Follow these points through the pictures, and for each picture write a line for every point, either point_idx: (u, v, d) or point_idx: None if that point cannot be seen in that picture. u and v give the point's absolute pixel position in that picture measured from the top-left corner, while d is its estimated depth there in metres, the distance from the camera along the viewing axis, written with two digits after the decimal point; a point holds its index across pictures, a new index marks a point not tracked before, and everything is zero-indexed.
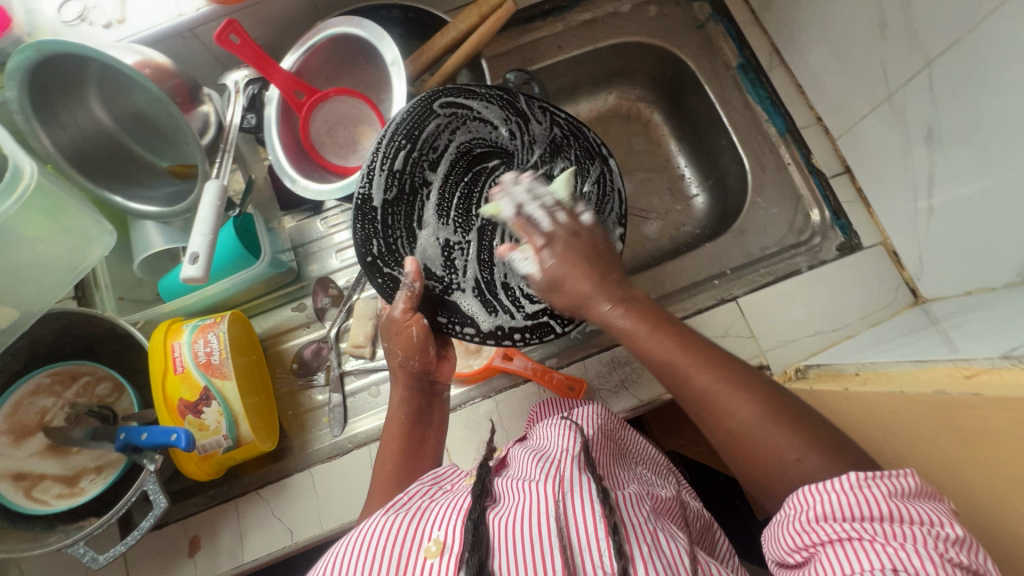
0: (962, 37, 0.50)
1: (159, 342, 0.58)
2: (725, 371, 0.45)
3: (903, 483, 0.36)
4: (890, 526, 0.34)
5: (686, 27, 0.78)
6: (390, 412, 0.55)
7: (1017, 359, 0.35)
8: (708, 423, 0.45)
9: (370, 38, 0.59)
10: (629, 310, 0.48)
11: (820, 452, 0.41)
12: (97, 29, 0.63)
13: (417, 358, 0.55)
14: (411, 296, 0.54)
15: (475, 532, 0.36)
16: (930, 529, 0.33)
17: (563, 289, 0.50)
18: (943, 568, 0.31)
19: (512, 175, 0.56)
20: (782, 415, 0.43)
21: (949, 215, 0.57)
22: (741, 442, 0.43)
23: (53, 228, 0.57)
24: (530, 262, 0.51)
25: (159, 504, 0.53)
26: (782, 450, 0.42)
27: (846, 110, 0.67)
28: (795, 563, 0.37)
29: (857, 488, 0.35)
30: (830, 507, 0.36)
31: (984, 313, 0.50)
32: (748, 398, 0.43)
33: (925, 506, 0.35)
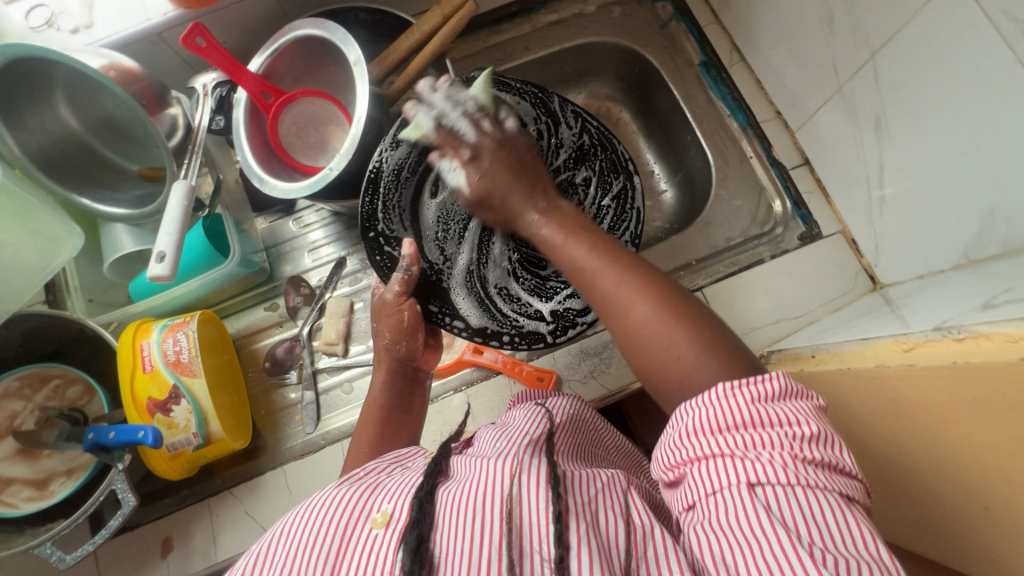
0: (900, 29, 0.52)
1: (127, 341, 0.58)
2: (633, 269, 0.45)
3: (767, 386, 0.35)
4: (752, 434, 0.33)
5: (649, 27, 0.80)
6: (372, 394, 0.58)
7: (947, 331, 0.36)
8: (610, 320, 0.45)
9: (334, 39, 0.60)
10: (550, 219, 0.52)
11: (708, 354, 0.40)
12: (64, 35, 0.64)
13: (403, 343, 0.58)
14: (405, 279, 0.56)
15: (419, 509, 0.34)
16: (788, 430, 0.33)
17: (493, 206, 0.56)
18: (794, 471, 0.31)
19: (427, 81, 0.57)
20: (679, 315, 0.42)
21: (899, 202, 0.59)
22: (637, 339, 0.43)
23: (18, 231, 0.57)
24: (457, 173, 0.56)
25: (127, 502, 0.53)
26: (670, 349, 0.41)
27: (802, 103, 0.69)
28: (670, 481, 0.37)
29: (726, 397, 0.35)
30: (701, 420, 0.35)
31: (932, 294, 0.52)
32: (650, 297, 0.43)
33: (784, 405, 0.34)
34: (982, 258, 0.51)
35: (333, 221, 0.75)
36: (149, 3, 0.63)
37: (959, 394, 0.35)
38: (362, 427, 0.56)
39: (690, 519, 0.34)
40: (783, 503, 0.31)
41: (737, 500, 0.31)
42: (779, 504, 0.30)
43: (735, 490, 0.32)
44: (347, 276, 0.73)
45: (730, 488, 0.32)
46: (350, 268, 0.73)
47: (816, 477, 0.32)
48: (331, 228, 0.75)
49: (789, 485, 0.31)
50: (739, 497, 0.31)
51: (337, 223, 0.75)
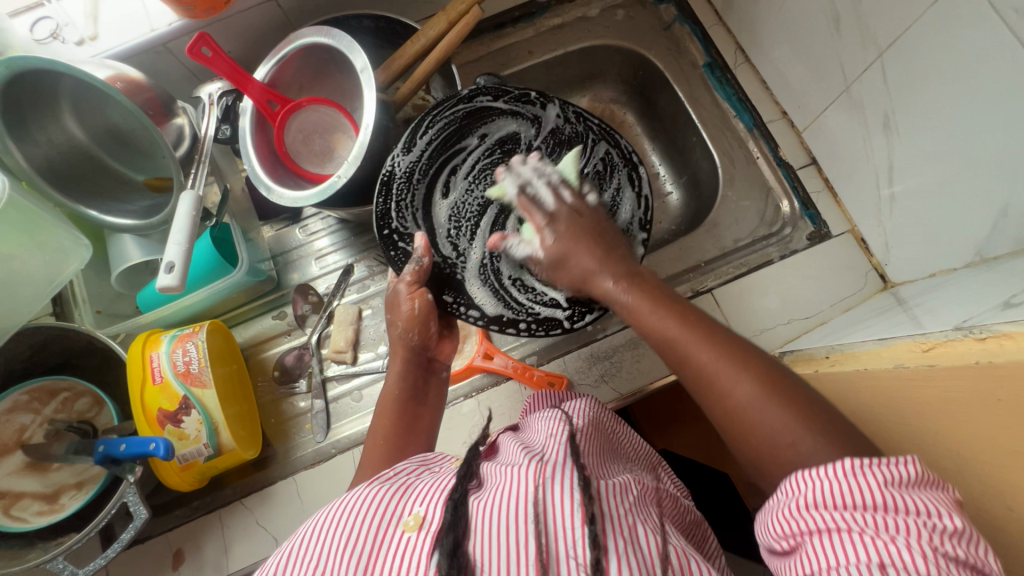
0: (909, 28, 0.52)
1: (137, 352, 0.58)
2: (728, 347, 0.44)
3: (903, 471, 0.33)
4: (879, 518, 0.32)
5: (653, 29, 0.80)
6: (387, 384, 0.57)
7: (969, 330, 0.36)
8: (707, 397, 0.44)
9: (340, 46, 0.60)
10: (630, 286, 0.51)
11: (824, 439, 0.39)
12: (69, 46, 0.64)
13: (417, 331, 0.57)
14: (417, 270, 0.57)
15: (454, 511, 0.36)
16: (927, 520, 0.31)
17: (565, 269, 0.54)
18: (936, 564, 0.30)
19: (520, 158, 0.60)
20: (785, 398, 0.41)
21: (909, 200, 0.59)
22: (739, 418, 0.42)
23: (26, 243, 0.57)
24: (531, 247, 0.58)
25: (139, 515, 0.52)
26: (782, 431, 0.40)
27: (809, 103, 0.69)
28: (782, 550, 0.36)
29: (852, 476, 0.33)
30: (818, 493, 0.34)
31: (947, 293, 0.52)
32: (749, 376, 0.42)
33: (923, 495, 0.32)
34: (995, 255, 0.51)
35: (340, 228, 0.75)
36: (154, 13, 0.63)
37: (981, 393, 0.34)
38: (376, 420, 0.55)
39: None
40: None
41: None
42: None
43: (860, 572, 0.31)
44: (355, 283, 0.73)
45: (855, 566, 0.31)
46: (357, 275, 0.73)
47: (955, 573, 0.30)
48: (338, 235, 0.75)
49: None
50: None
51: (344, 229, 0.75)
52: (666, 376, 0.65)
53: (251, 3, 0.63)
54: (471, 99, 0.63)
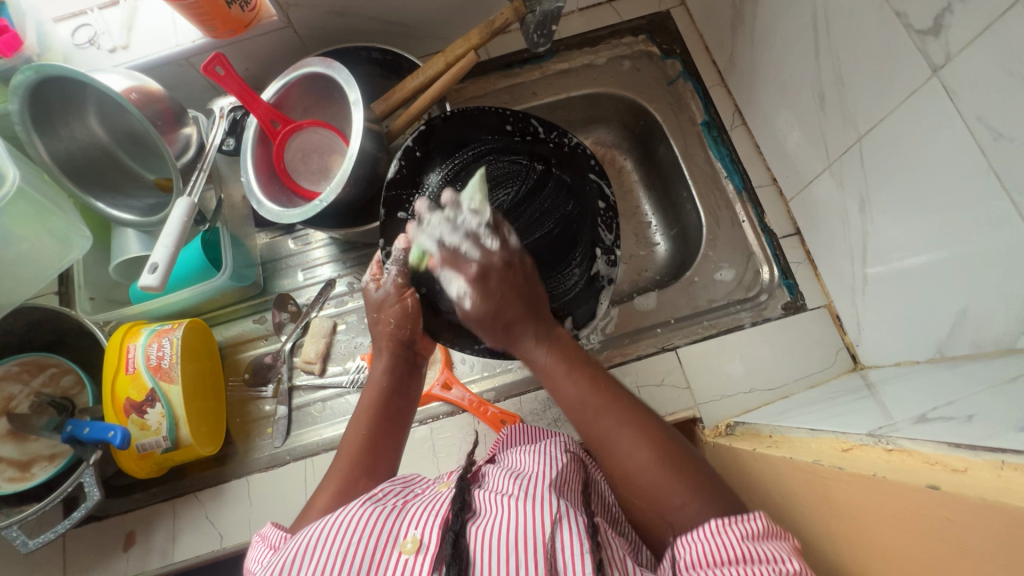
0: (884, 118, 0.51)
1: (116, 341, 0.61)
2: (627, 410, 0.49)
3: (752, 525, 0.39)
4: (742, 568, 0.36)
5: (657, 82, 0.80)
6: (373, 378, 0.60)
7: (880, 438, 0.36)
8: (603, 460, 0.49)
9: (340, 79, 0.63)
10: (550, 347, 0.53)
11: (698, 494, 0.43)
12: (103, 53, 0.70)
13: (407, 328, 0.61)
14: (405, 270, 0.61)
15: (455, 544, 0.38)
16: (774, 567, 0.36)
17: (496, 319, 0.55)
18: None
19: (452, 195, 0.59)
20: (674, 466, 0.45)
21: (882, 284, 0.58)
22: (630, 477, 0.46)
23: (38, 229, 0.61)
24: (459, 287, 0.55)
25: (93, 496, 0.56)
26: (660, 485, 0.45)
27: (796, 174, 0.69)
28: None
29: (716, 534, 0.38)
30: (697, 554, 0.39)
31: (905, 385, 0.50)
32: (643, 442, 0.46)
33: (771, 545, 0.38)
34: (954, 355, 0.50)
35: (333, 244, 0.78)
36: (181, 30, 0.68)
37: (873, 503, 0.34)
38: (361, 413, 0.57)
39: None
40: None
41: None
42: None
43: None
44: (335, 297, 0.76)
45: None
46: (338, 290, 0.76)
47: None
48: (329, 249, 0.78)
49: None
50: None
51: (336, 245, 0.78)
52: None
53: (270, 28, 0.68)
54: (478, 137, 0.67)
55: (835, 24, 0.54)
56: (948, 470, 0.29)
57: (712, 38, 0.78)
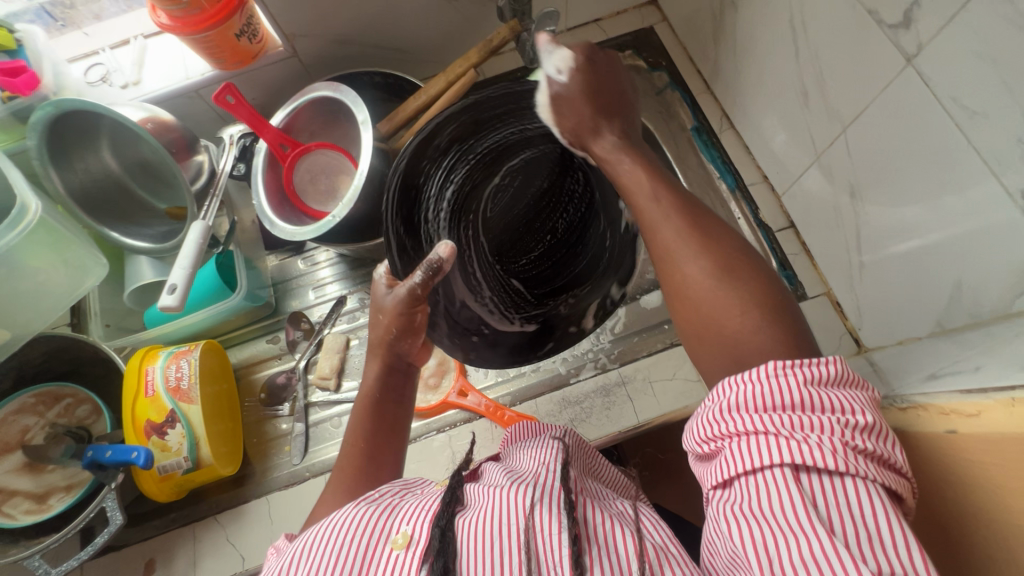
0: (866, 108, 0.55)
1: (135, 366, 0.62)
2: (692, 231, 0.43)
3: (827, 369, 0.34)
4: (797, 417, 0.32)
5: (646, 93, 0.84)
6: (364, 384, 0.55)
7: (893, 401, 0.38)
8: (665, 281, 0.44)
9: (346, 100, 0.66)
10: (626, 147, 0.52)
11: (774, 323, 0.39)
12: (115, 89, 0.73)
13: (406, 341, 0.53)
14: (429, 280, 0.50)
15: (442, 537, 0.37)
16: (840, 417, 0.32)
17: (569, 105, 0.53)
18: (844, 459, 0.30)
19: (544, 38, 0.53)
20: (741, 282, 0.40)
21: (878, 267, 0.60)
22: (693, 297, 0.41)
23: (54, 259, 0.62)
24: (557, 61, 0.52)
25: (115, 520, 0.55)
26: (729, 311, 0.39)
27: (785, 170, 0.72)
28: (705, 453, 0.36)
29: (774, 378, 0.33)
30: (745, 398, 0.34)
31: (911, 358, 0.52)
32: (708, 257, 0.42)
33: (842, 391, 0.33)
34: (954, 327, 0.52)
35: (341, 262, 0.80)
36: (191, 64, 0.72)
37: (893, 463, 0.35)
38: (352, 425, 0.53)
39: (726, 497, 0.33)
40: (826, 493, 0.30)
41: (781, 484, 0.31)
42: (821, 496, 0.30)
43: (776, 474, 0.31)
44: (346, 313, 0.77)
45: (774, 469, 0.31)
46: (349, 306, 0.77)
47: (867, 469, 0.31)
48: (339, 268, 0.80)
49: (833, 473, 0.30)
50: (784, 483, 0.31)
51: (345, 263, 0.80)
52: (634, 426, 0.66)
53: (277, 58, 0.71)
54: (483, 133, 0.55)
55: (812, 26, 0.58)
56: (962, 417, 0.31)
57: (695, 50, 0.83)
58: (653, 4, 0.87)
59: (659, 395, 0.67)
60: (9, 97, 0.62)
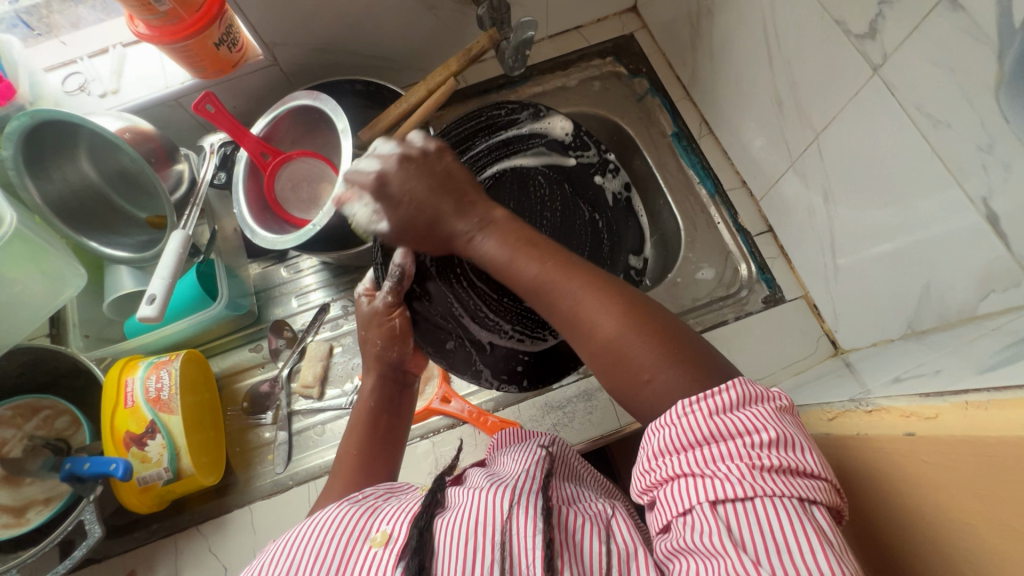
0: (837, 115, 0.56)
1: (114, 376, 0.62)
2: (594, 281, 0.44)
3: (727, 396, 0.36)
4: (705, 451, 0.34)
5: (626, 99, 0.85)
6: (360, 398, 0.59)
7: (860, 403, 0.38)
8: (574, 333, 0.45)
9: (326, 109, 0.66)
10: (493, 231, 0.51)
11: (677, 368, 0.40)
12: (93, 98, 0.72)
13: (395, 349, 0.59)
14: (398, 289, 0.59)
15: (419, 536, 0.38)
16: (745, 439, 0.34)
17: (414, 233, 0.54)
18: (752, 483, 0.32)
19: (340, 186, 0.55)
20: (643, 330, 0.41)
21: (852, 269, 0.61)
22: (604, 348, 0.42)
23: (31, 270, 0.61)
24: (356, 174, 0.54)
25: (93, 534, 0.55)
26: (638, 360, 0.41)
27: (762, 175, 0.73)
28: (649, 502, 0.38)
29: (681, 416, 0.36)
30: (663, 442, 0.36)
31: (885, 359, 0.53)
32: (613, 306, 0.43)
33: (747, 413, 0.35)
34: (923, 328, 0.53)
35: (324, 269, 0.80)
36: (170, 73, 0.71)
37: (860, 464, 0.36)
38: (350, 433, 0.56)
39: (667, 540, 0.35)
40: (745, 519, 0.31)
41: (703, 519, 0.32)
42: (741, 519, 0.31)
43: (698, 511, 0.33)
44: (330, 320, 0.77)
45: (696, 508, 0.33)
46: (333, 313, 0.77)
47: (780, 486, 0.32)
48: (323, 275, 0.80)
49: (746, 498, 0.32)
50: (704, 516, 0.32)
51: (329, 270, 0.80)
52: (616, 430, 0.66)
53: (257, 67, 0.71)
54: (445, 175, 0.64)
55: (783, 34, 0.60)
56: (921, 419, 0.31)
57: (674, 57, 0.84)
58: (633, 11, 0.88)
59: None
60: None
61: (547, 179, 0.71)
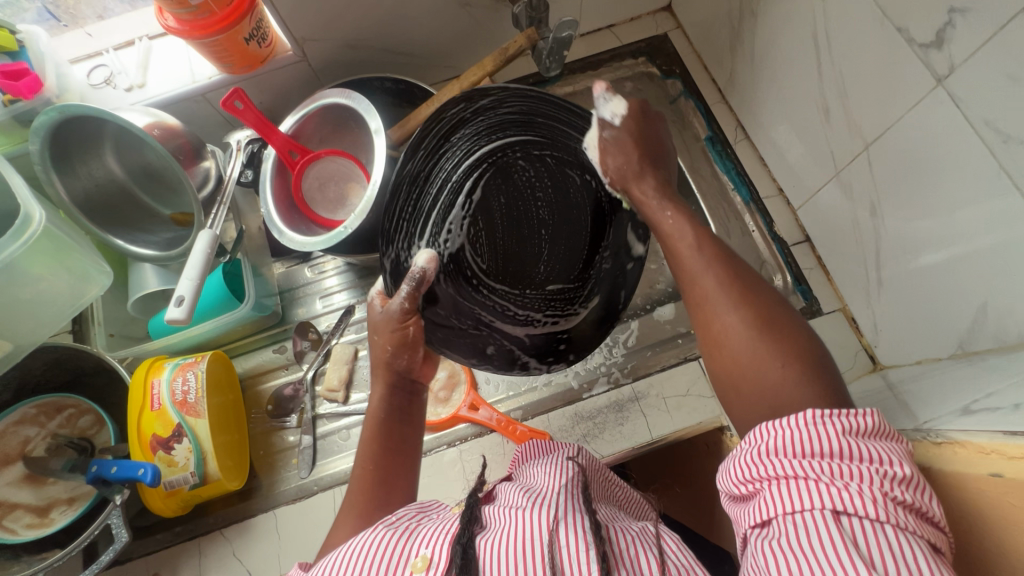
0: (891, 125, 0.54)
1: (140, 378, 0.61)
2: (732, 281, 0.44)
3: (864, 420, 0.34)
4: (832, 464, 0.32)
5: (659, 101, 0.83)
6: (368, 409, 0.52)
7: (930, 435, 0.37)
8: (701, 329, 0.45)
9: (358, 108, 0.65)
10: (665, 195, 0.53)
11: (806, 378, 0.39)
12: (118, 92, 0.71)
13: (405, 356, 0.52)
14: (415, 294, 0.51)
15: (464, 555, 0.36)
16: (879, 467, 0.32)
17: (625, 146, 0.56)
18: (883, 508, 0.31)
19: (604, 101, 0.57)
20: (774, 334, 0.41)
21: (898, 284, 0.60)
22: (727, 349, 0.42)
23: (57, 268, 0.60)
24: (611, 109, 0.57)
25: (121, 538, 0.54)
26: (763, 366, 0.40)
27: (802, 183, 0.71)
28: (741, 495, 0.36)
29: (812, 425, 0.34)
30: (781, 442, 0.34)
31: (934, 381, 0.51)
32: (746, 306, 0.43)
33: (880, 444, 0.33)
34: (976, 349, 0.51)
35: (349, 270, 0.78)
36: (198, 67, 0.70)
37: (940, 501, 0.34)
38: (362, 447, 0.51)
39: (765, 536, 0.33)
40: (868, 540, 0.30)
41: (820, 527, 0.31)
42: (866, 539, 0.30)
43: (816, 516, 0.31)
44: (355, 323, 0.76)
45: (815, 513, 0.31)
46: (357, 316, 0.76)
47: (909, 522, 0.31)
48: (347, 275, 0.78)
49: (876, 521, 0.30)
50: (823, 525, 0.31)
51: (353, 271, 0.78)
52: (648, 442, 0.65)
53: (286, 62, 0.70)
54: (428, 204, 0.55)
55: (835, 40, 0.57)
56: (1006, 458, 0.31)
57: (711, 59, 0.82)
58: (667, 10, 0.86)
59: (673, 410, 0.66)
60: (10, 100, 0.60)
61: (530, 161, 0.59)
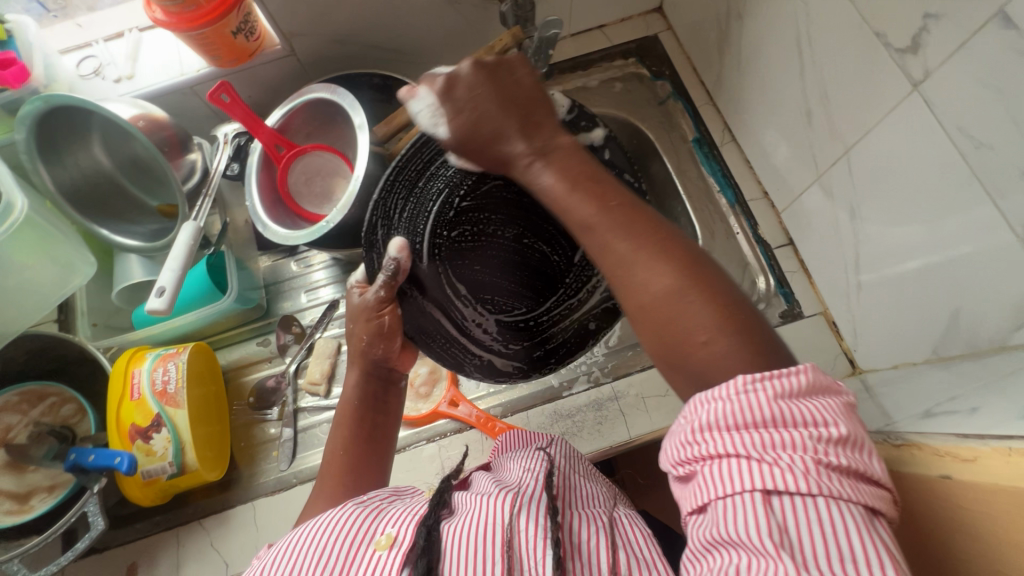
0: (869, 130, 0.54)
1: (121, 367, 0.61)
2: (646, 243, 0.39)
3: (794, 381, 0.33)
4: (767, 434, 0.31)
5: (648, 102, 0.83)
6: (344, 395, 0.55)
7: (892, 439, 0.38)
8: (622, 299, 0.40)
9: (344, 103, 0.65)
10: (552, 163, 0.44)
11: (737, 338, 0.35)
12: (107, 83, 0.71)
13: (380, 346, 0.54)
14: (391, 283, 0.51)
15: (427, 536, 0.37)
16: (813, 432, 0.31)
17: (476, 149, 0.47)
18: (816, 480, 0.30)
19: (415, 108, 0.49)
20: (699, 296, 0.36)
21: (876, 288, 0.60)
22: (654, 319, 0.38)
23: (41, 256, 0.61)
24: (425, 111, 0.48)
25: (96, 525, 0.54)
26: (691, 332, 0.36)
27: (786, 187, 0.72)
28: (681, 475, 0.35)
29: (744, 394, 0.32)
30: (716, 417, 0.33)
31: (907, 385, 0.52)
32: (663, 269, 0.38)
33: (814, 404, 0.32)
34: (949, 355, 0.52)
35: (334, 265, 0.79)
36: (186, 60, 0.70)
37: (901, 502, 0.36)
38: (337, 432, 0.53)
39: (703, 521, 0.32)
40: (798, 516, 0.30)
41: (752, 508, 0.30)
42: (800, 514, 0.30)
43: (750, 497, 0.30)
44: (339, 317, 0.76)
45: (750, 495, 0.30)
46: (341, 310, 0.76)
47: (841, 487, 0.30)
48: (333, 270, 0.79)
49: (809, 494, 0.30)
50: (756, 507, 0.30)
51: (339, 265, 0.79)
52: (625, 442, 0.65)
53: (273, 57, 0.70)
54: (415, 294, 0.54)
55: (817, 43, 0.58)
56: (960, 461, 0.32)
57: (699, 61, 0.82)
58: (658, 11, 0.86)
59: (652, 410, 0.66)
60: None
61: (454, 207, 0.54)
